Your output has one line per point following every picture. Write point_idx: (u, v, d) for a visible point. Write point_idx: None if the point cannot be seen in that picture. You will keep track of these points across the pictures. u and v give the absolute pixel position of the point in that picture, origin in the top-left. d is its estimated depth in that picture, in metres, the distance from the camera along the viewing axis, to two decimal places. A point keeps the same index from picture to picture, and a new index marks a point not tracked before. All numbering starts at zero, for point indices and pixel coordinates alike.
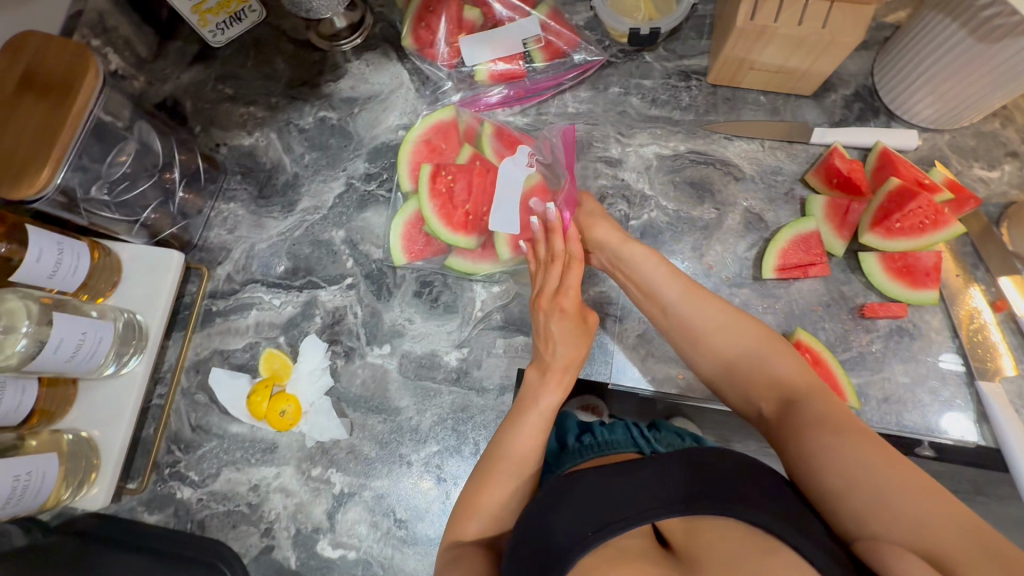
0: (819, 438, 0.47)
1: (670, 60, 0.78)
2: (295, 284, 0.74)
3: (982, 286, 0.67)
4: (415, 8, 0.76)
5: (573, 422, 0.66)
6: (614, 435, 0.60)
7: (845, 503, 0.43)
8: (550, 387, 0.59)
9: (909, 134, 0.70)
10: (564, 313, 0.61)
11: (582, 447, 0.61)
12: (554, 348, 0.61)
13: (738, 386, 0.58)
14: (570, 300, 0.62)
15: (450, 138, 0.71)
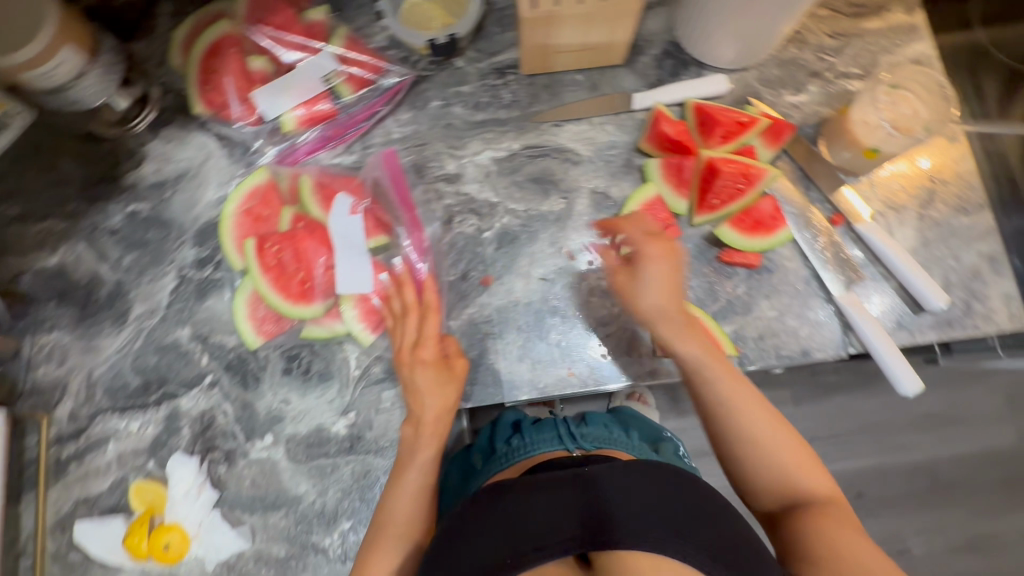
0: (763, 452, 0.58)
1: (482, 59, 0.76)
2: (150, 400, 0.67)
3: (819, 205, 0.70)
4: (195, 71, 0.69)
5: (506, 428, 0.72)
6: (541, 433, 0.68)
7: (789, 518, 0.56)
8: (425, 443, 0.59)
9: (717, 79, 0.72)
10: (424, 362, 0.60)
11: (509, 450, 0.68)
12: (420, 400, 0.59)
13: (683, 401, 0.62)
14: (429, 348, 0.61)
15: (270, 202, 0.66)
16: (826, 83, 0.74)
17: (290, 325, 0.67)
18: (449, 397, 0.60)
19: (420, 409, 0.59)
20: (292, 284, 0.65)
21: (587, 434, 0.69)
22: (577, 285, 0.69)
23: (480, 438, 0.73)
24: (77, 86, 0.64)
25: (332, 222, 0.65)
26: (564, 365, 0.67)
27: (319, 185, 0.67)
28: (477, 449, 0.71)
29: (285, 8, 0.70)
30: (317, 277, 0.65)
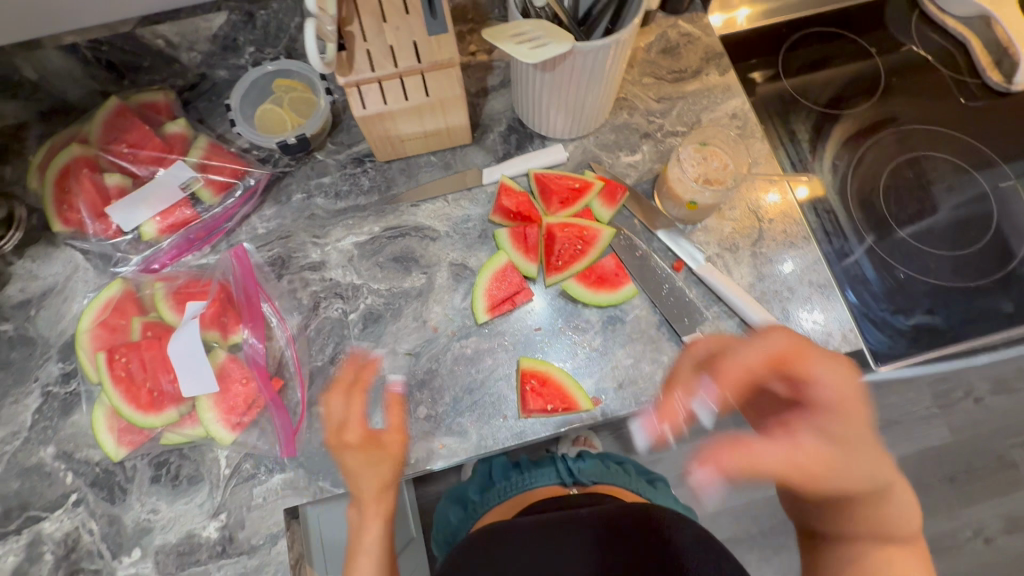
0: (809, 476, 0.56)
1: (341, 151, 0.80)
2: (12, 528, 0.66)
3: (662, 253, 0.75)
4: (51, 193, 0.72)
5: (502, 464, 0.82)
6: (539, 472, 0.78)
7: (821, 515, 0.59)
8: (369, 518, 0.64)
9: (557, 149, 0.79)
10: (349, 447, 0.65)
11: (507, 484, 0.78)
12: (358, 478, 0.64)
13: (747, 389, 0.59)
14: (353, 432, 0.66)
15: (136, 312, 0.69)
16: (656, 142, 0.81)
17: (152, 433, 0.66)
18: (386, 477, 0.64)
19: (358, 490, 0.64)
20: (141, 394, 0.65)
21: (582, 468, 0.79)
22: (441, 356, 0.71)
23: (479, 473, 0.82)
24: None
25: (172, 342, 0.64)
26: (433, 438, 0.68)
27: (179, 287, 0.70)
28: (478, 480, 0.81)
29: (141, 128, 0.75)
30: (164, 383, 0.65)
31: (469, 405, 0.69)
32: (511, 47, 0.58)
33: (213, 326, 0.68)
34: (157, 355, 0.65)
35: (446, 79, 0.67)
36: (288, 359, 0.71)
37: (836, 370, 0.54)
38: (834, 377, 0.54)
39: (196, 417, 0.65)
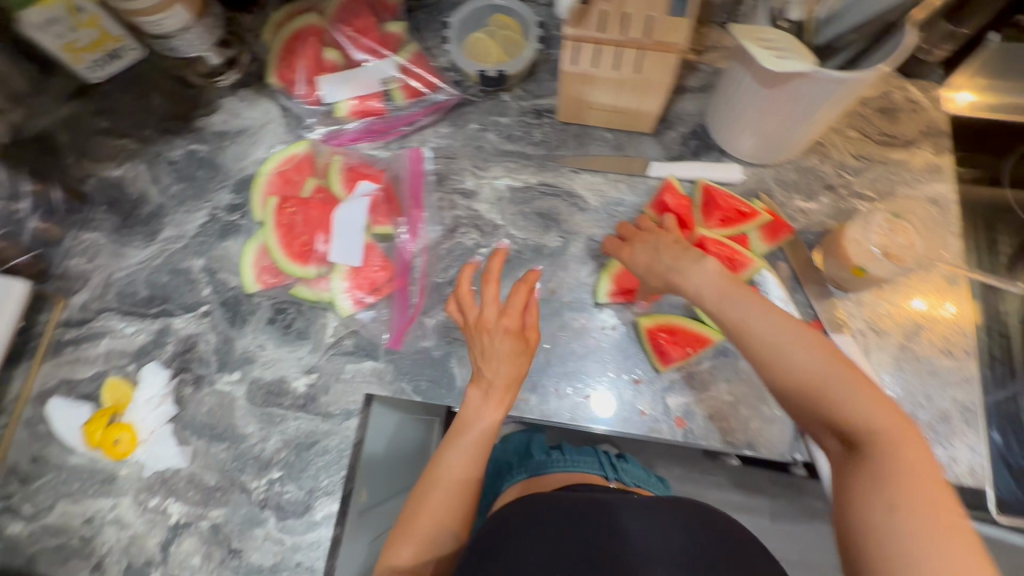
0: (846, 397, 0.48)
1: (526, 99, 0.83)
2: (150, 312, 0.75)
3: (802, 307, 0.72)
4: (277, 48, 0.80)
5: (542, 443, 0.87)
6: (583, 457, 0.82)
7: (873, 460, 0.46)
8: (491, 406, 0.63)
9: (733, 168, 0.76)
10: (507, 331, 0.63)
11: (547, 459, 0.83)
12: (484, 368, 0.63)
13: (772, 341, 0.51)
14: (513, 317, 0.64)
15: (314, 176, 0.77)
16: (838, 198, 0.76)
17: (287, 281, 0.74)
18: (517, 360, 0.63)
19: (490, 375, 0.63)
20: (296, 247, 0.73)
21: (626, 469, 0.82)
22: (549, 318, 0.73)
23: (518, 445, 0.88)
24: (182, 36, 0.76)
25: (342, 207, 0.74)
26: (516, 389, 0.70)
27: (349, 168, 0.78)
28: (519, 449, 0.87)
29: (369, 18, 0.81)
30: (319, 245, 0.74)
31: (559, 374, 0.71)
32: (756, 49, 0.56)
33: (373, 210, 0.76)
34: (319, 218, 0.74)
35: (660, 64, 0.67)
36: (416, 267, 0.75)
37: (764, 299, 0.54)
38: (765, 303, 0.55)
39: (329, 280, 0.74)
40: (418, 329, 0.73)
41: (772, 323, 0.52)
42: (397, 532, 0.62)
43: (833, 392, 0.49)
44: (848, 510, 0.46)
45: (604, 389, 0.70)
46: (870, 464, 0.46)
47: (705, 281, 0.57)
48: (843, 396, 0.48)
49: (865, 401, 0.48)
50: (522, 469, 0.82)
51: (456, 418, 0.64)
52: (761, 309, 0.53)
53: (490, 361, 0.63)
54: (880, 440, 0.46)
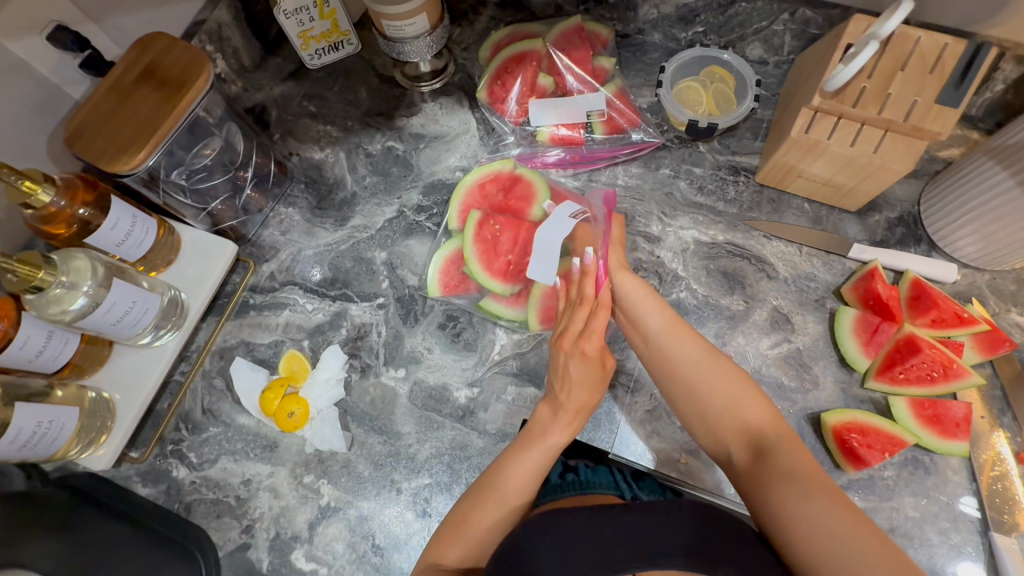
0: (790, 497, 0.47)
1: (723, 153, 0.81)
2: (329, 294, 0.78)
3: (1009, 433, 0.66)
4: (494, 66, 0.82)
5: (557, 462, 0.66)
6: (599, 476, 0.62)
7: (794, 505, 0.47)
8: (560, 426, 0.61)
9: (949, 268, 0.71)
10: (585, 356, 0.63)
11: (562, 484, 0.62)
12: (561, 394, 0.63)
13: (709, 428, 0.58)
14: (592, 343, 0.63)
15: (523, 198, 0.75)
16: None
17: (472, 291, 0.74)
18: (598, 385, 0.64)
19: (563, 395, 0.63)
20: (496, 263, 0.71)
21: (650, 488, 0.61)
22: None
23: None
24: (413, 42, 0.79)
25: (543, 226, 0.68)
26: (678, 449, 0.68)
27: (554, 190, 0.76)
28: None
29: (586, 51, 0.82)
30: (518, 264, 0.72)
31: None
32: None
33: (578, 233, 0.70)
34: (522, 237, 0.72)
35: (905, 150, 0.64)
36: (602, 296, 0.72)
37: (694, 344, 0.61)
38: (695, 362, 0.60)
39: (519, 299, 0.72)
40: None
41: (660, 331, 0.62)
42: (443, 531, 0.58)
43: (709, 389, 0.58)
44: (782, 513, 0.47)
45: None
46: (769, 449, 0.52)
47: (621, 285, 0.66)
48: (730, 394, 0.57)
49: (750, 393, 0.57)
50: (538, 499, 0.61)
51: (527, 430, 0.62)
52: (650, 310, 0.64)
53: (574, 390, 0.62)
54: (775, 434, 0.54)
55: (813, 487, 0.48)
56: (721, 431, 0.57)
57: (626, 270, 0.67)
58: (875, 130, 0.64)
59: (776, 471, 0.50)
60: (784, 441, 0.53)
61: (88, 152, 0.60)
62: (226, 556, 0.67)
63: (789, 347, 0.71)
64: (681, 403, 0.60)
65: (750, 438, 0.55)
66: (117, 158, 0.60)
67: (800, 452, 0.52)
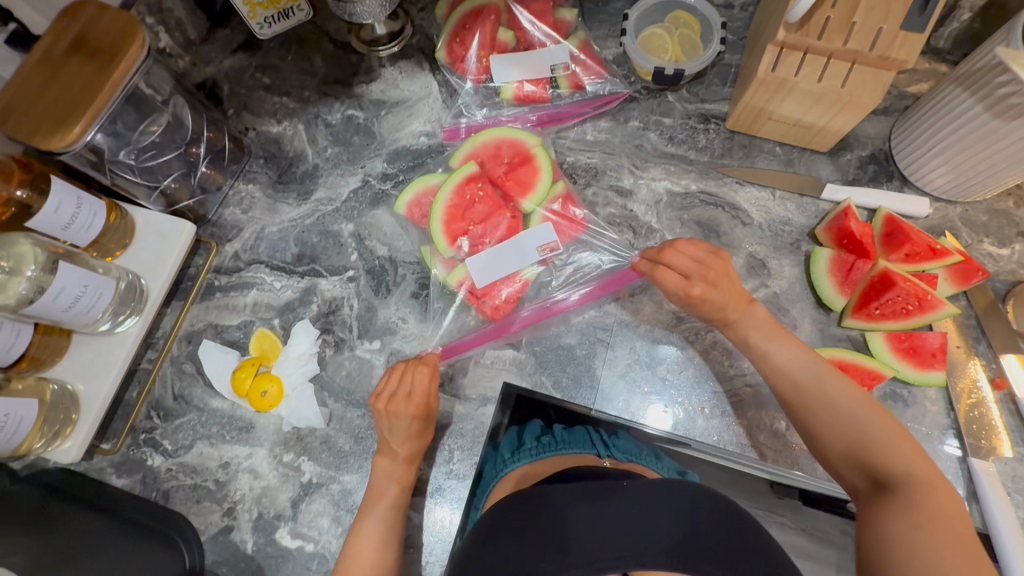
0: (893, 523, 0.50)
1: (692, 101, 0.79)
2: (297, 270, 0.76)
3: (983, 361, 0.66)
4: (452, 24, 0.80)
5: (533, 427, 0.70)
6: (573, 435, 0.67)
7: (895, 526, 0.50)
8: (397, 474, 0.63)
9: (921, 202, 0.70)
10: (401, 414, 0.62)
11: (537, 445, 0.67)
12: (391, 443, 0.63)
13: (817, 430, 0.58)
14: (406, 403, 0.63)
15: (524, 185, 0.73)
16: None
17: (423, 227, 0.74)
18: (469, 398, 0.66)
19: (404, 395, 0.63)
20: (451, 227, 0.71)
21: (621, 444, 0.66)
22: (702, 331, 0.69)
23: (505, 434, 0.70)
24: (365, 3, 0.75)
25: (527, 235, 0.70)
26: (660, 400, 0.67)
27: (559, 198, 0.73)
28: (504, 440, 0.69)
29: (545, 3, 0.80)
30: (476, 238, 0.71)
31: (708, 393, 0.67)
32: (1020, 70, 0.52)
33: (546, 257, 0.71)
34: (495, 216, 0.72)
35: (873, 81, 0.62)
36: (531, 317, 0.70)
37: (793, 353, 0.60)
38: (793, 371, 0.59)
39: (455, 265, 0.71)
40: (562, 324, 0.71)
41: (806, 366, 0.59)
42: None
43: (848, 424, 0.56)
44: (900, 566, 0.48)
45: (756, 417, 0.66)
46: (904, 502, 0.51)
47: (757, 326, 0.62)
48: (877, 437, 0.55)
49: (901, 439, 0.54)
50: (511, 460, 0.66)
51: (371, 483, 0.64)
52: (801, 355, 0.60)
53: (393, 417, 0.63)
54: (911, 483, 0.52)
55: (961, 554, 0.47)
56: (856, 467, 0.55)
57: (766, 320, 0.63)
58: (842, 64, 0.63)
59: (892, 495, 0.52)
60: (942, 501, 0.50)
61: (21, 132, 0.57)
62: (209, 541, 0.66)
63: (766, 292, 0.70)
64: (785, 396, 0.60)
65: (853, 454, 0.55)
66: (52, 135, 0.56)
67: (957, 518, 0.49)
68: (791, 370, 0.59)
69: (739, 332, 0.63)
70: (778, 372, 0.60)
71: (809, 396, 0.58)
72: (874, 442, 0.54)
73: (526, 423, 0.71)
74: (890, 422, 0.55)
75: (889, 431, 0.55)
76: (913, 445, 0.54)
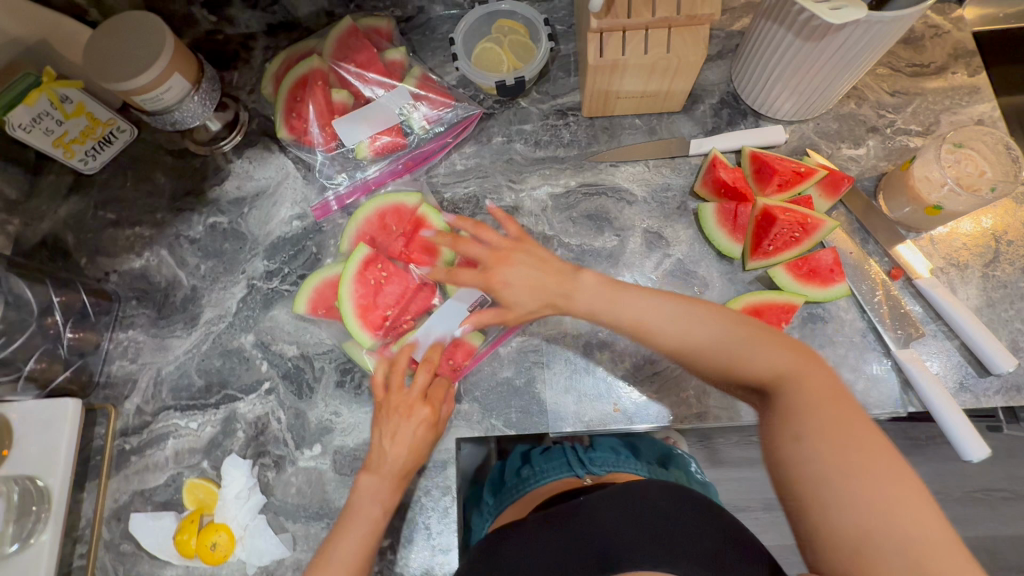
0: (785, 437, 0.53)
1: (544, 101, 0.79)
2: (210, 402, 0.70)
3: (877, 258, 0.70)
4: (283, 100, 0.76)
5: (514, 462, 0.78)
6: (550, 462, 0.73)
7: (784, 436, 0.53)
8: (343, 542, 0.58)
9: (775, 130, 0.74)
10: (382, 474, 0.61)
11: (518, 481, 0.74)
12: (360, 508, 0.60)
13: (695, 355, 0.58)
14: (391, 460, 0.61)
15: (428, 251, 0.70)
16: (884, 138, 0.75)
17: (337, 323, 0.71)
18: (422, 452, 0.63)
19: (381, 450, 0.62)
20: (370, 319, 0.68)
21: (596, 457, 0.73)
22: None
23: (491, 476, 0.79)
24: (181, 107, 0.71)
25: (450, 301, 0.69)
26: (606, 402, 0.68)
27: None
28: (490, 485, 0.77)
29: (369, 50, 0.77)
30: (398, 320, 0.69)
31: (650, 377, 0.68)
32: (812, 7, 0.54)
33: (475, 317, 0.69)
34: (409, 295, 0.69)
35: (691, 39, 0.64)
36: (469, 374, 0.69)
37: (641, 308, 0.60)
38: (653, 322, 0.59)
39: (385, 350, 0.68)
40: (494, 361, 0.69)
41: (659, 311, 0.59)
42: None
43: (720, 344, 0.57)
44: (797, 480, 0.51)
45: (701, 383, 0.67)
46: (780, 405, 0.54)
47: (592, 295, 0.61)
48: (739, 353, 0.56)
49: (756, 343, 0.56)
50: (497, 505, 0.73)
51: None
52: (643, 303, 0.60)
53: (356, 499, 0.60)
54: (779, 383, 0.55)
55: (839, 449, 0.50)
56: (734, 384, 0.58)
57: (600, 283, 0.62)
58: (659, 31, 0.64)
59: (780, 409, 0.54)
60: (811, 397, 0.53)
61: None
62: None
63: (671, 261, 0.72)
64: (656, 346, 0.60)
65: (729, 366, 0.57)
66: None
67: (831, 402, 0.53)
68: (648, 321, 0.59)
69: (581, 306, 0.62)
70: (637, 329, 0.60)
71: (679, 336, 0.58)
72: (739, 356, 0.56)
73: (509, 457, 0.79)
74: (744, 322, 0.58)
75: (747, 333, 0.57)
76: (777, 340, 0.57)
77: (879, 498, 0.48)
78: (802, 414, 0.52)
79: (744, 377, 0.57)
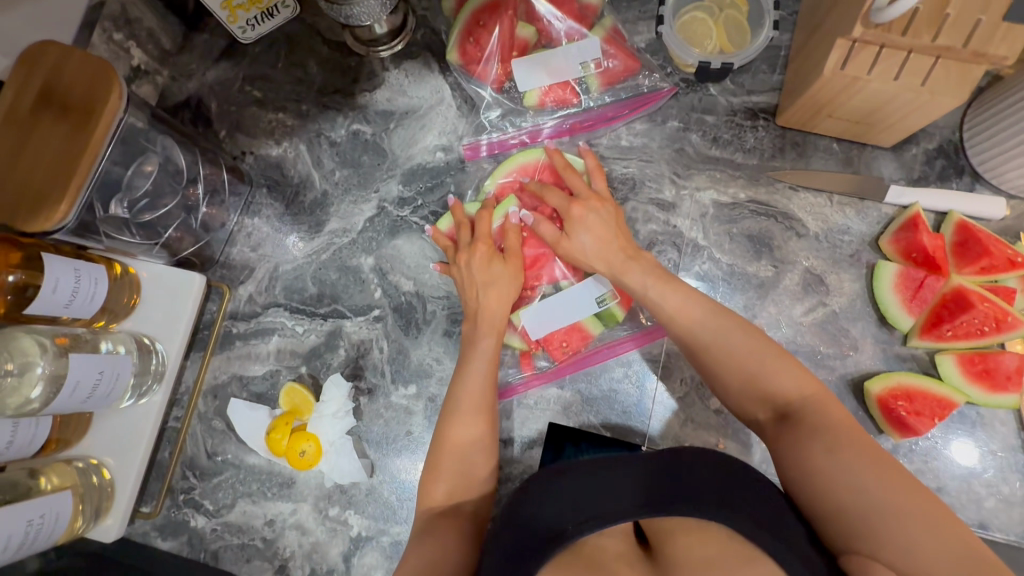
0: (816, 452, 0.46)
1: (737, 94, 0.71)
2: (319, 312, 0.71)
3: None
4: (464, 19, 0.70)
5: None
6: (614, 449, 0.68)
7: (806, 456, 0.46)
8: (469, 422, 0.57)
9: (997, 202, 0.64)
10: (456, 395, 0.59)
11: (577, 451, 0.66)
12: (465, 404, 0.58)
13: (717, 364, 0.54)
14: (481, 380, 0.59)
15: None
16: None
17: None
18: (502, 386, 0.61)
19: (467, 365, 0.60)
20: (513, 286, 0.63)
21: None
22: None
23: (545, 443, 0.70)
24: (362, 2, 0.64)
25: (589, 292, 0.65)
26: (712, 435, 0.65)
27: None
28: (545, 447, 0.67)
29: None
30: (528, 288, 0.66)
31: None
32: None
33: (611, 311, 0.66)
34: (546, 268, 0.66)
35: (957, 76, 0.54)
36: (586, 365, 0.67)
37: (677, 297, 0.57)
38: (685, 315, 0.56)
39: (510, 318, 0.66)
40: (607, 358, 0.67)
41: (700, 310, 0.56)
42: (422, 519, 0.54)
43: (746, 354, 0.53)
44: (835, 501, 0.43)
45: None
46: (804, 423, 0.48)
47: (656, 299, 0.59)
48: (763, 372, 0.52)
49: (775, 361, 0.52)
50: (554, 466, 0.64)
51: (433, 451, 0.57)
52: (694, 298, 0.57)
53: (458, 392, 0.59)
54: (799, 402, 0.49)
55: (870, 461, 0.44)
56: (751, 405, 0.52)
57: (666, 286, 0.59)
58: (922, 59, 0.54)
59: (803, 427, 0.48)
60: (834, 415, 0.48)
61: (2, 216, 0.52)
62: None
63: (825, 312, 0.66)
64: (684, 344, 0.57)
65: (751, 380, 0.52)
66: (38, 215, 0.51)
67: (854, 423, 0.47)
68: (676, 314, 0.57)
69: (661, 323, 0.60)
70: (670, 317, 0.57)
71: (704, 336, 0.55)
72: (760, 370, 0.52)
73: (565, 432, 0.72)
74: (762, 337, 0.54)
75: (759, 347, 0.53)
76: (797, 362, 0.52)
77: (921, 513, 0.41)
78: (829, 427, 0.47)
79: (761, 398, 0.52)
